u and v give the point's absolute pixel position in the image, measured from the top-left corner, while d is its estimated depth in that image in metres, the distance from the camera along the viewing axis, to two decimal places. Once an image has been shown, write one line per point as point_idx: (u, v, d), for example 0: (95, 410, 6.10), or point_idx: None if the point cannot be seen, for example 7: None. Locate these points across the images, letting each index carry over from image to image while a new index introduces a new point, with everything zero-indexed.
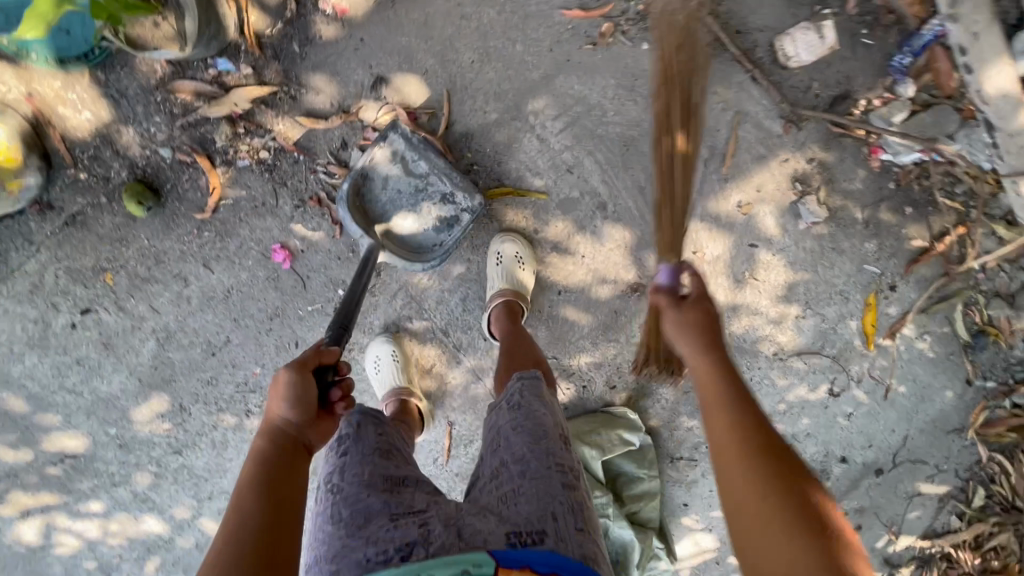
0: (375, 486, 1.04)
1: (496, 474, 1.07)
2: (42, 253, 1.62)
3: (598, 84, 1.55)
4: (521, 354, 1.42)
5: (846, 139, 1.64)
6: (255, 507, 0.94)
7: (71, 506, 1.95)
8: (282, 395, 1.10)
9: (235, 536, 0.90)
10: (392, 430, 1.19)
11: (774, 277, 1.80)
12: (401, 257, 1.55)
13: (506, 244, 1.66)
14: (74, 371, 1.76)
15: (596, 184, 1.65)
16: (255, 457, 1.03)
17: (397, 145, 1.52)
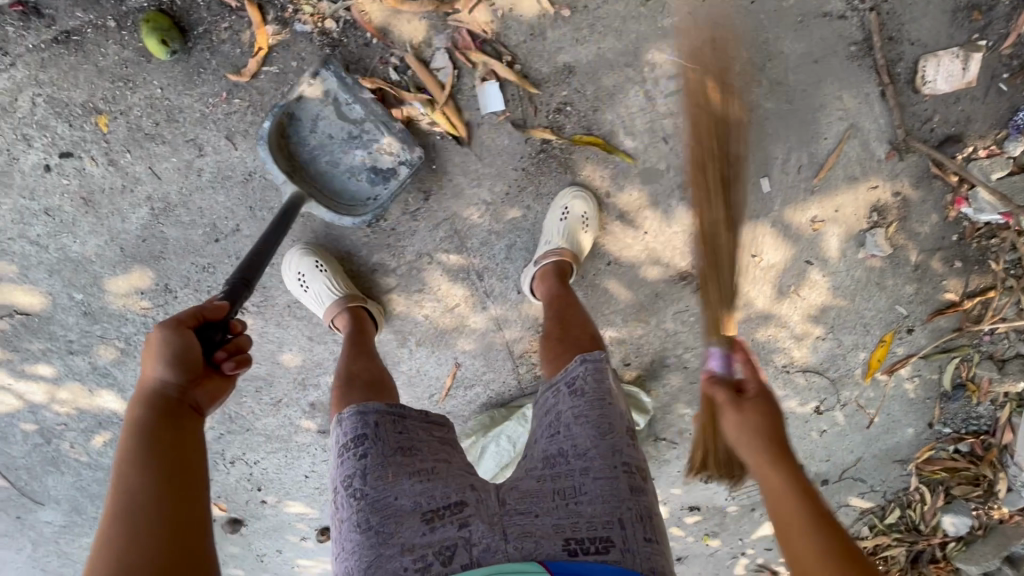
0: (401, 487, 1.04)
1: (555, 463, 1.07)
2: (19, 69, 1.29)
3: (729, 52, 1.37)
4: (574, 329, 1.36)
5: (937, 183, 1.58)
6: (139, 484, 0.90)
7: (15, 364, 1.73)
8: (157, 360, 1.03)
9: (124, 520, 0.86)
10: (413, 419, 1.15)
11: (813, 296, 1.79)
12: (331, 208, 1.42)
13: (575, 200, 1.49)
14: (41, 222, 1.48)
15: (686, 161, 1.51)
16: (131, 429, 0.97)
17: (329, 82, 1.33)
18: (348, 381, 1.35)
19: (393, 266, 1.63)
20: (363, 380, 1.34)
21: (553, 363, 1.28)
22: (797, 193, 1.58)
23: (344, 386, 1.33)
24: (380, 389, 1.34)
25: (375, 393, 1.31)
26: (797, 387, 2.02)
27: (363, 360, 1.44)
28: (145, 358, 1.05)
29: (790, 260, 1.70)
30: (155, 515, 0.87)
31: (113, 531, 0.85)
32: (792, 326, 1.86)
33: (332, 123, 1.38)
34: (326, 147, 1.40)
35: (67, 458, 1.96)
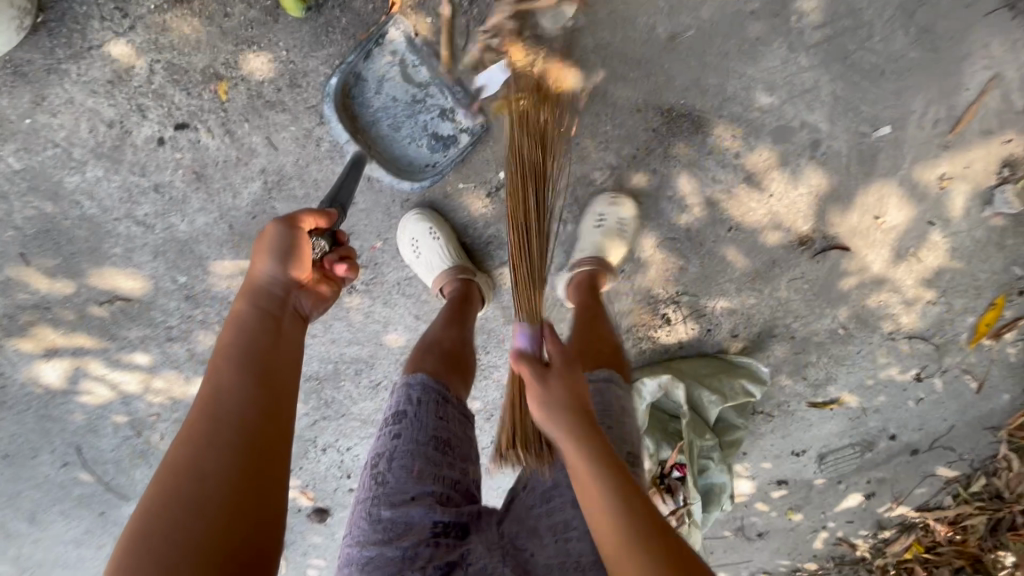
0: (422, 488, 1.01)
1: (549, 497, 1.04)
2: (140, 34, 1.22)
3: (877, 1, 1.33)
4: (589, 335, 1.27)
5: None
6: (234, 384, 0.86)
7: (111, 353, 1.65)
8: (269, 258, 1.00)
9: (211, 419, 0.83)
10: (454, 406, 1.14)
11: (930, 259, 1.72)
12: (388, 170, 1.41)
13: (612, 206, 1.49)
14: (149, 200, 1.41)
15: (820, 117, 1.44)
16: (237, 323, 0.95)
17: (397, 43, 1.32)
18: (429, 346, 1.26)
19: (509, 239, 1.56)
20: (442, 350, 1.25)
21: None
22: (930, 150, 1.51)
23: (420, 351, 1.24)
24: (461, 365, 1.25)
25: (454, 369, 1.22)
26: (902, 354, 1.92)
27: (453, 329, 1.34)
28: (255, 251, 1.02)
29: (914, 221, 1.63)
30: (241, 419, 0.84)
31: (205, 426, 0.82)
32: (904, 291, 1.78)
33: (397, 85, 1.36)
34: (384, 108, 1.38)
35: (157, 451, 1.90)
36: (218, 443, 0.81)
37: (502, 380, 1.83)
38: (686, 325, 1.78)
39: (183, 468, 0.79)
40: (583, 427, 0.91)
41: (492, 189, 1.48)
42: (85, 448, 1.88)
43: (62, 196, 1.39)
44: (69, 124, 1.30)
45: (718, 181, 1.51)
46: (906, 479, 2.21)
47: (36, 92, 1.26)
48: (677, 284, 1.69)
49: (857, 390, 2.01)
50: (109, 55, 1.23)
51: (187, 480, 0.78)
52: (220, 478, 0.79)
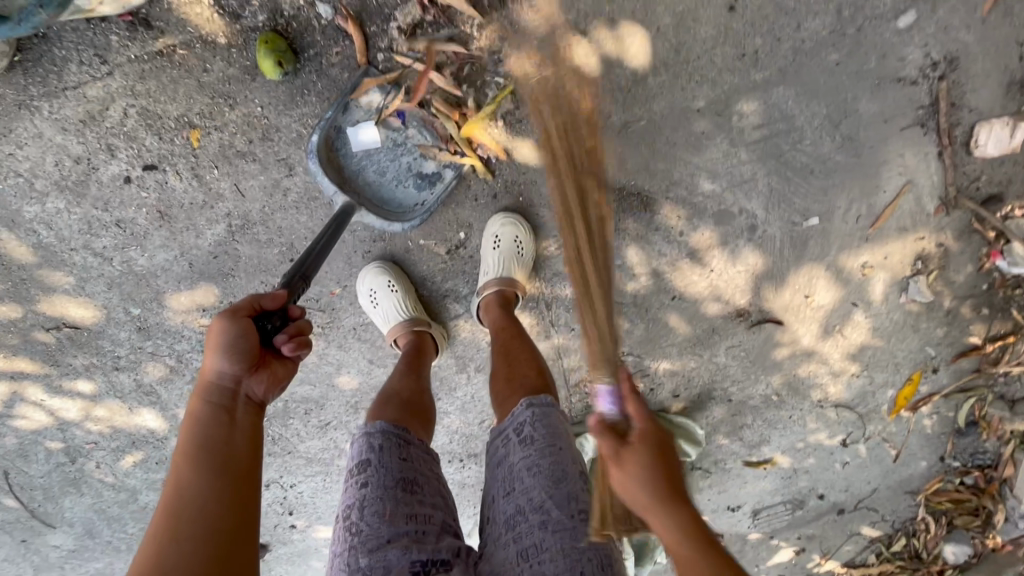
0: (396, 530, 0.98)
1: (514, 525, 1.01)
2: (115, 79, 1.26)
3: (810, 109, 1.46)
4: (520, 365, 1.30)
5: (975, 236, 1.69)
6: (194, 484, 0.86)
7: (53, 380, 1.63)
8: (216, 352, 0.97)
9: (173, 521, 0.82)
10: (416, 447, 1.13)
11: (854, 336, 1.87)
12: (378, 215, 1.44)
13: (506, 227, 1.48)
14: (110, 234, 1.42)
15: (757, 205, 1.58)
16: (195, 423, 0.93)
17: (372, 95, 1.36)
18: (387, 397, 1.27)
19: (465, 293, 1.63)
20: (400, 399, 1.26)
21: (499, 408, 1.23)
22: (852, 241, 1.67)
23: (380, 401, 1.25)
24: (418, 409, 1.26)
25: (413, 415, 1.22)
26: (829, 420, 2.06)
27: (411, 380, 1.37)
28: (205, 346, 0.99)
29: (839, 301, 1.78)
30: (204, 518, 0.83)
31: (168, 534, 0.81)
32: (831, 363, 1.92)
33: (376, 132, 1.40)
34: (370, 156, 1.42)
35: (91, 478, 1.86)
36: (179, 540, 0.80)
37: (452, 425, 1.89)
38: (630, 383, 1.86)
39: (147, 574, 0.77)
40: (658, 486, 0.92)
41: (452, 247, 1.56)
42: (13, 472, 1.82)
43: (18, 223, 1.39)
44: (34, 157, 1.31)
45: (663, 255, 1.63)
46: (830, 535, 2.32)
47: (5, 124, 1.28)
48: (623, 344, 1.79)
49: (788, 452, 2.13)
50: (83, 96, 1.26)
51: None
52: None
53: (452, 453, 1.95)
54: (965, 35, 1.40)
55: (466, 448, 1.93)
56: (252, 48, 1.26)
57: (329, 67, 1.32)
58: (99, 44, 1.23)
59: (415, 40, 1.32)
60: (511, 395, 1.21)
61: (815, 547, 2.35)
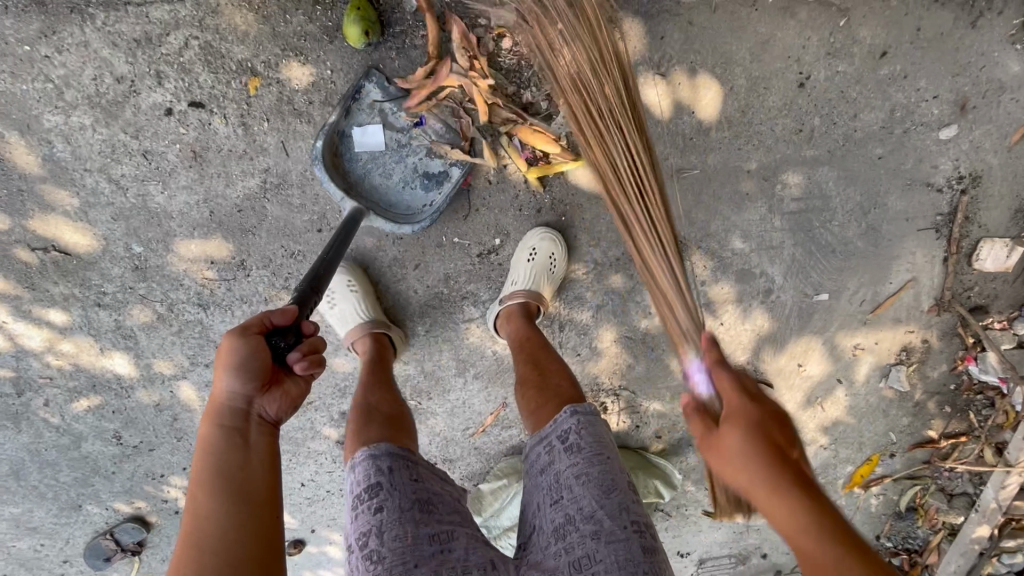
0: (422, 551, 0.94)
1: (565, 534, 0.99)
2: (186, 6, 1.20)
3: (846, 194, 1.54)
4: (553, 377, 1.28)
5: (955, 339, 1.81)
6: (216, 514, 0.83)
7: (22, 303, 1.49)
8: (226, 374, 0.93)
9: (196, 554, 0.79)
10: (423, 466, 1.08)
11: (832, 410, 1.96)
12: (388, 219, 1.38)
13: (544, 240, 1.47)
14: (131, 163, 1.33)
15: (777, 271, 1.65)
16: (208, 451, 0.89)
17: (373, 95, 1.32)
18: (367, 415, 1.19)
19: (484, 298, 1.60)
20: (383, 415, 1.19)
21: (534, 420, 1.20)
22: (851, 322, 1.76)
23: (363, 419, 1.18)
24: (404, 423, 1.20)
25: (399, 428, 1.16)
26: None
27: (387, 393, 1.30)
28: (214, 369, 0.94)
29: (826, 374, 1.87)
30: (227, 547, 0.81)
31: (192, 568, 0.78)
32: (804, 431, 2.01)
33: (380, 132, 1.35)
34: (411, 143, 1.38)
35: (34, 416, 1.70)
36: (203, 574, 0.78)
37: (435, 426, 1.83)
38: (618, 418, 1.87)
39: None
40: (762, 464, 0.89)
41: (484, 252, 1.53)
42: None
43: (30, 131, 1.28)
44: (70, 65, 1.21)
45: None
46: None
47: (49, 23, 1.18)
48: (622, 378, 1.79)
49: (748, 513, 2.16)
50: (146, 15, 1.19)
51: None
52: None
53: (427, 455, 1.89)
54: (993, 158, 1.51)
55: (443, 453, 1.88)
56: (340, 11, 1.24)
57: (413, 49, 1.31)
58: None
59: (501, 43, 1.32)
60: (546, 407, 1.19)
61: None
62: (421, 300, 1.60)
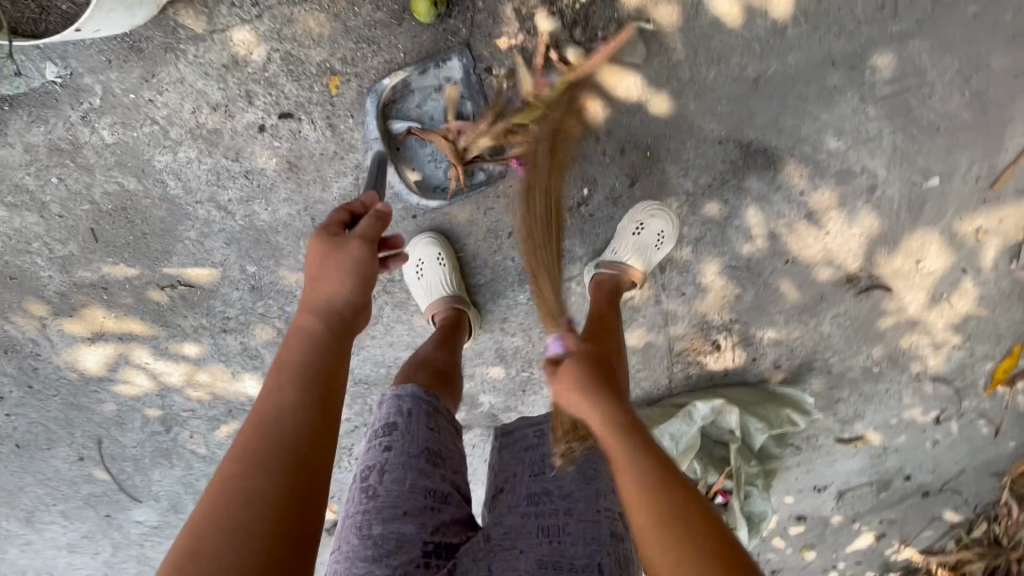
0: (414, 504, 0.93)
1: (537, 502, 0.99)
2: (264, 22, 1.26)
3: (942, 64, 1.45)
4: (587, 365, 1.24)
5: None
6: (291, 400, 0.77)
7: (160, 341, 1.59)
8: (342, 272, 0.88)
9: (265, 435, 0.74)
10: (445, 417, 1.07)
11: (961, 306, 1.75)
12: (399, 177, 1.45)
13: (654, 218, 1.48)
14: (236, 186, 1.40)
15: (879, 164, 1.55)
16: (301, 338, 0.84)
17: (453, 71, 1.37)
18: (419, 362, 1.22)
19: (580, 254, 1.59)
20: (432, 367, 1.20)
21: None
22: (970, 203, 1.61)
23: (412, 365, 1.20)
24: (448, 378, 1.20)
25: (442, 382, 1.16)
26: (926, 395, 1.90)
27: (440, 348, 1.32)
28: (316, 266, 0.88)
29: (951, 267, 1.69)
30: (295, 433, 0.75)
31: (258, 457, 0.72)
32: (935, 334, 1.79)
33: (441, 102, 1.40)
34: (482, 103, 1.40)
35: (183, 450, 1.79)
36: (258, 466, 0.71)
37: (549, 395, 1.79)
38: (733, 353, 1.79)
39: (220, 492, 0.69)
40: (626, 433, 0.89)
41: (573, 205, 1.53)
42: (105, 442, 1.76)
43: (147, 174, 1.37)
44: (172, 103, 1.31)
45: (781, 216, 1.59)
46: (909, 518, 2.16)
47: (146, 68, 1.28)
48: (730, 311, 1.72)
49: (879, 427, 1.96)
50: (229, 40, 1.27)
51: (227, 514, 0.68)
52: (265, 509, 0.69)
53: None
54: None
55: None
56: None
57: (477, 14, 1.32)
58: None
59: None
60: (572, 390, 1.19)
61: (896, 534, 2.19)
62: (518, 268, 1.59)
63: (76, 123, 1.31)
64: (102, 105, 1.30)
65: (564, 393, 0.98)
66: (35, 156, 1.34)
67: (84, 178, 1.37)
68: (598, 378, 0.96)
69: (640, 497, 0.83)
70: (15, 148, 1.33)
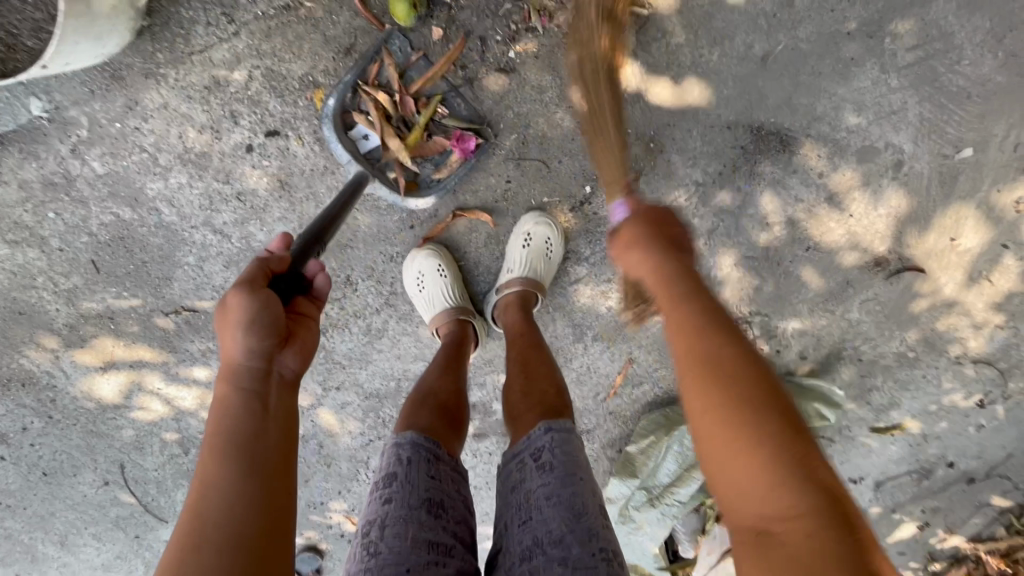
0: (417, 559, 0.84)
1: (530, 556, 0.87)
2: (242, 39, 1.23)
3: (971, 24, 1.33)
4: (538, 384, 1.16)
5: None
6: (223, 481, 0.71)
7: (170, 367, 1.59)
8: (237, 329, 0.81)
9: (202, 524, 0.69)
10: (447, 464, 1.00)
11: (1003, 284, 1.62)
12: (390, 186, 1.38)
13: (539, 226, 1.43)
14: (230, 208, 1.37)
15: (905, 138, 1.43)
16: (222, 410, 0.78)
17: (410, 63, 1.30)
18: (420, 397, 1.14)
19: (585, 253, 1.53)
20: (437, 402, 1.14)
21: (515, 424, 1.09)
22: (1009, 173, 1.48)
23: (413, 400, 1.13)
24: (453, 418, 1.12)
25: (446, 423, 1.09)
26: (967, 379, 1.78)
27: (446, 375, 1.25)
28: (219, 326, 0.82)
29: (990, 243, 1.56)
30: (233, 516, 0.70)
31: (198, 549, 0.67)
32: (974, 314, 1.67)
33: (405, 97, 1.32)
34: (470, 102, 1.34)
35: None
36: (199, 551, 0.66)
37: None
38: (755, 347, 1.70)
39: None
40: (697, 288, 0.82)
41: (574, 205, 1.46)
42: (128, 466, 1.78)
43: (140, 203, 1.36)
44: (159, 129, 1.29)
45: (800, 200, 1.49)
46: (955, 507, 2.01)
47: (130, 95, 1.26)
48: (750, 303, 1.63)
49: (917, 415, 1.85)
50: (210, 60, 1.24)
51: None
52: None
53: None
54: None
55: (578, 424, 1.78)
56: None
57: (460, 13, 1.27)
58: (228, 3, 1.21)
59: None
60: (527, 413, 1.08)
61: (939, 523, 2.04)
62: None
63: (66, 157, 1.30)
64: (90, 136, 1.29)
65: (622, 252, 0.93)
66: (31, 193, 1.34)
67: (80, 211, 1.36)
68: (655, 232, 0.92)
69: (700, 378, 0.71)
70: (12, 186, 1.34)
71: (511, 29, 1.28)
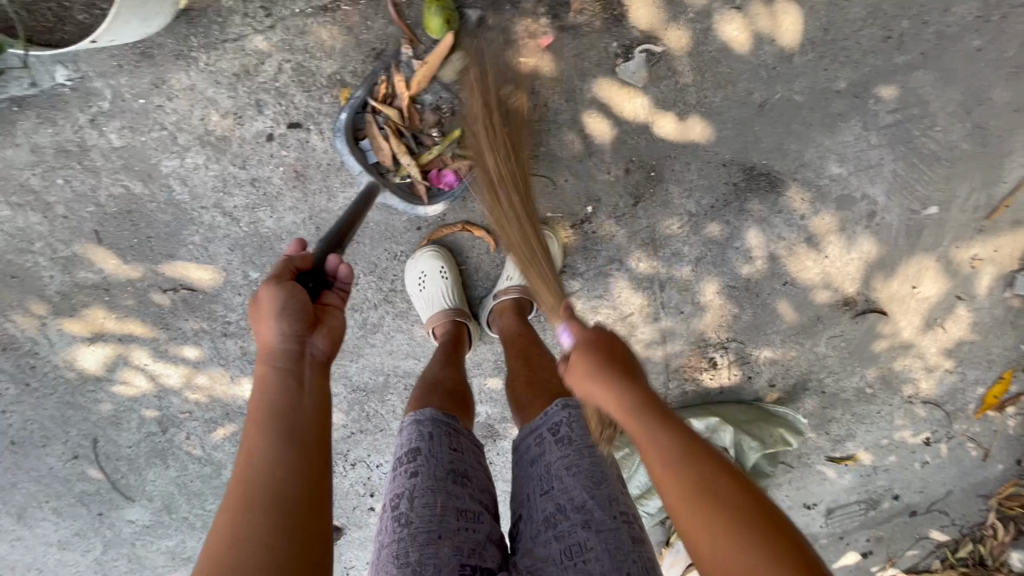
0: (448, 526, 0.89)
1: (554, 523, 0.94)
2: (277, 33, 1.28)
3: (945, 95, 1.47)
4: (545, 375, 1.23)
5: None
6: (264, 448, 0.77)
7: (160, 344, 1.59)
8: (271, 317, 0.89)
9: (247, 486, 0.73)
10: (467, 437, 1.04)
11: (954, 331, 1.77)
12: (397, 193, 1.42)
13: None
14: (242, 193, 1.40)
15: (879, 191, 1.57)
16: (260, 387, 0.84)
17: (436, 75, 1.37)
18: (430, 386, 1.17)
19: (581, 270, 1.60)
20: (445, 389, 1.17)
21: (525, 410, 1.15)
22: (967, 233, 1.63)
23: (423, 389, 1.16)
24: (462, 400, 1.16)
25: (456, 404, 1.13)
26: (916, 417, 1.92)
27: (447, 368, 1.29)
28: (255, 319, 0.91)
29: (946, 293, 1.71)
30: (276, 478, 0.74)
31: (245, 510, 0.71)
32: (927, 358, 1.81)
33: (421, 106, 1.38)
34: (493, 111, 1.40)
35: (179, 451, 1.78)
36: (252, 509, 0.71)
37: None
38: (729, 371, 1.79)
39: (222, 549, 0.68)
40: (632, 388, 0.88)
41: (574, 222, 1.54)
42: (101, 441, 1.76)
43: (153, 178, 1.38)
44: (182, 109, 1.32)
45: (782, 238, 1.60)
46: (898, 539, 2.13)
47: (159, 74, 1.29)
48: (728, 330, 1.73)
49: (870, 448, 1.98)
50: (242, 49, 1.29)
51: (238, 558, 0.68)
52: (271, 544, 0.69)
53: None
54: None
55: None
56: (417, 7, 1.31)
57: (488, 33, 1.36)
58: None
59: (584, 13, 1.37)
60: (535, 402, 1.14)
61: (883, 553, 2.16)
62: None
63: (85, 126, 1.32)
64: (112, 109, 1.31)
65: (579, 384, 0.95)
66: (42, 157, 1.35)
67: (90, 180, 1.37)
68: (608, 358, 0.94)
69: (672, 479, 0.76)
70: (23, 149, 1.34)
71: (538, 51, 1.38)
